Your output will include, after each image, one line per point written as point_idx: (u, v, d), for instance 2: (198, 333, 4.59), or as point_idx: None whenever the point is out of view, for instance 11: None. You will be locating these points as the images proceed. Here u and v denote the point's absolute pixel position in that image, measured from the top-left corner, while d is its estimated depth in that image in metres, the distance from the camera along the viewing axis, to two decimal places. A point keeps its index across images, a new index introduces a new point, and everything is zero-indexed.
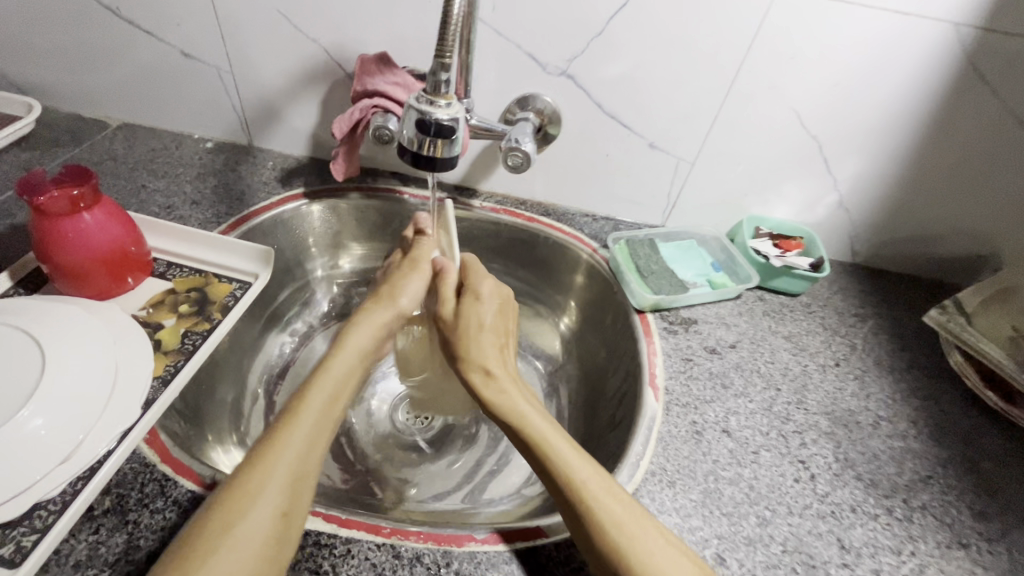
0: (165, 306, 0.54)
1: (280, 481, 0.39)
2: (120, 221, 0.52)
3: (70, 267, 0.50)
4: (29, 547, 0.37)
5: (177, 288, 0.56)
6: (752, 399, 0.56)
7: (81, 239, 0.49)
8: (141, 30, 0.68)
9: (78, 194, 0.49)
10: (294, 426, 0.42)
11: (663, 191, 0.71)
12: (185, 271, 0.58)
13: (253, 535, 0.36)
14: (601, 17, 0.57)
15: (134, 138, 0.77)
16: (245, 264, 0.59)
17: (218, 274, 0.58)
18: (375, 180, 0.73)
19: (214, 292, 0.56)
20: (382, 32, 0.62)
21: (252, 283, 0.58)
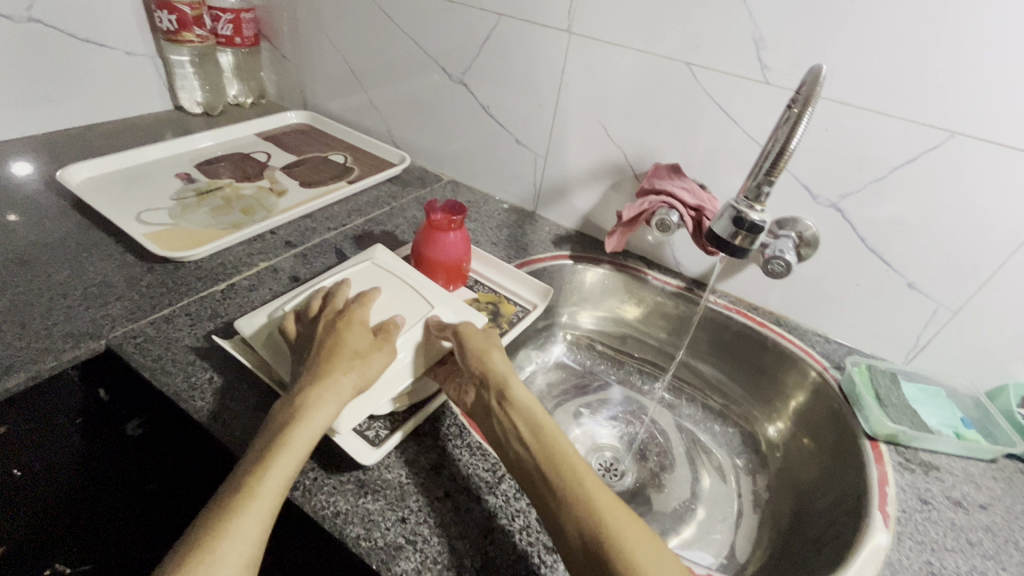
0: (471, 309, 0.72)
1: (259, 515, 0.41)
2: (466, 244, 0.73)
3: (430, 266, 0.72)
4: (383, 435, 0.54)
5: (480, 298, 0.75)
6: (1006, 568, 0.51)
7: (444, 253, 0.71)
8: (495, 121, 0.96)
9: (454, 219, 0.70)
10: (280, 456, 0.44)
11: (912, 332, 0.72)
12: (486, 288, 0.77)
13: (245, 552, 0.40)
14: (885, 166, 0.65)
15: (457, 191, 1.05)
16: (528, 294, 0.76)
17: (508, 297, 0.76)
18: (627, 259, 0.88)
19: (503, 309, 0.73)
20: (678, 150, 0.78)
21: (531, 311, 0.74)
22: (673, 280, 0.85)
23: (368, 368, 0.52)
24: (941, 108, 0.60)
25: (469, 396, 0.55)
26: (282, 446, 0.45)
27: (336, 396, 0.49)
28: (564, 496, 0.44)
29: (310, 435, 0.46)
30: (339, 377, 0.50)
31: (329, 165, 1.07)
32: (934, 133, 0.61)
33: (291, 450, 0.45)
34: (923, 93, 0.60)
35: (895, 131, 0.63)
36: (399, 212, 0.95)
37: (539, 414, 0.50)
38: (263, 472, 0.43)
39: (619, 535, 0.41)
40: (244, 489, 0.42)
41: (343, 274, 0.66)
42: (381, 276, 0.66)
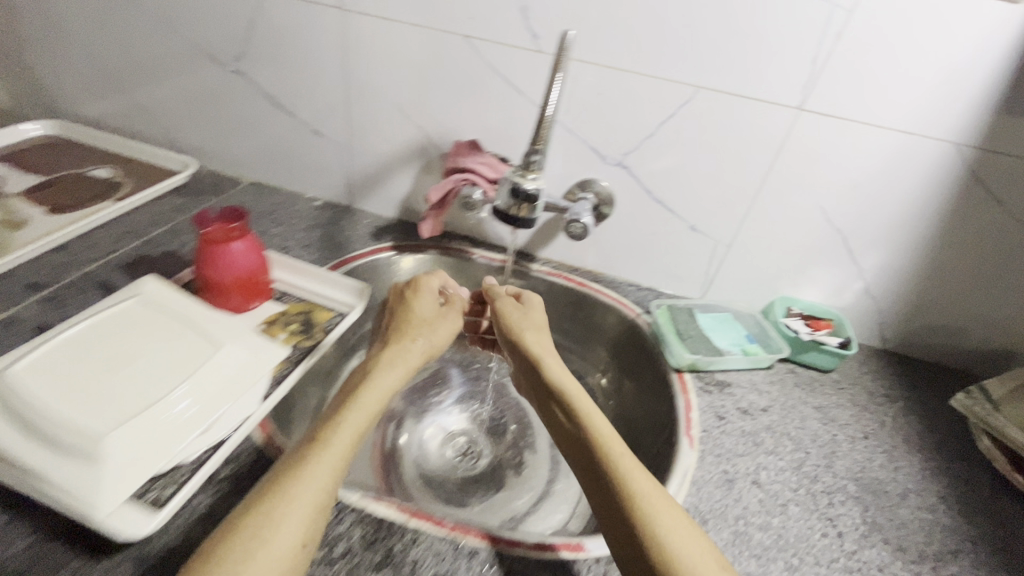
0: (278, 324, 0.66)
1: (333, 463, 0.46)
2: (257, 252, 0.65)
3: (218, 284, 0.63)
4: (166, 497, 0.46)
5: (288, 310, 0.68)
6: (782, 458, 0.60)
7: (229, 267, 0.63)
8: (285, 112, 0.86)
9: (233, 228, 0.63)
10: (325, 441, 0.48)
11: (701, 268, 0.81)
12: (295, 298, 0.70)
13: (299, 514, 0.42)
14: (653, 123, 0.71)
15: (260, 194, 0.94)
16: (342, 296, 0.70)
17: (320, 303, 0.70)
18: (450, 241, 0.86)
19: (317, 318, 0.68)
20: (475, 125, 0.78)
21: (348, 313, 0.69)
22: (498, 255, 0.85)
23: (416, 350, 0.65)
24: (685, 65, 0.66)
25: (515, 365, 0.70)
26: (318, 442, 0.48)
27: (403, 358, 0.63)
28: (583, 436, 0.55)
29: (369, 408, 0.54)
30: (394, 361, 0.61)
31: (88, 183, 0.88)
32: (684, 89, 0.67)
33: (354, 414, 0.52)
34: (670, 53, 0.65)
35: (656, 89, 0.68)
36: (187, 227, 0.82)
37: (567, 385, 0.62)
38: (313, 455, 0.46)
39: (613, 453, 0.52)
40: (305, 453, 0.47)
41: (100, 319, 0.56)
42: (154, 318, 0.58)
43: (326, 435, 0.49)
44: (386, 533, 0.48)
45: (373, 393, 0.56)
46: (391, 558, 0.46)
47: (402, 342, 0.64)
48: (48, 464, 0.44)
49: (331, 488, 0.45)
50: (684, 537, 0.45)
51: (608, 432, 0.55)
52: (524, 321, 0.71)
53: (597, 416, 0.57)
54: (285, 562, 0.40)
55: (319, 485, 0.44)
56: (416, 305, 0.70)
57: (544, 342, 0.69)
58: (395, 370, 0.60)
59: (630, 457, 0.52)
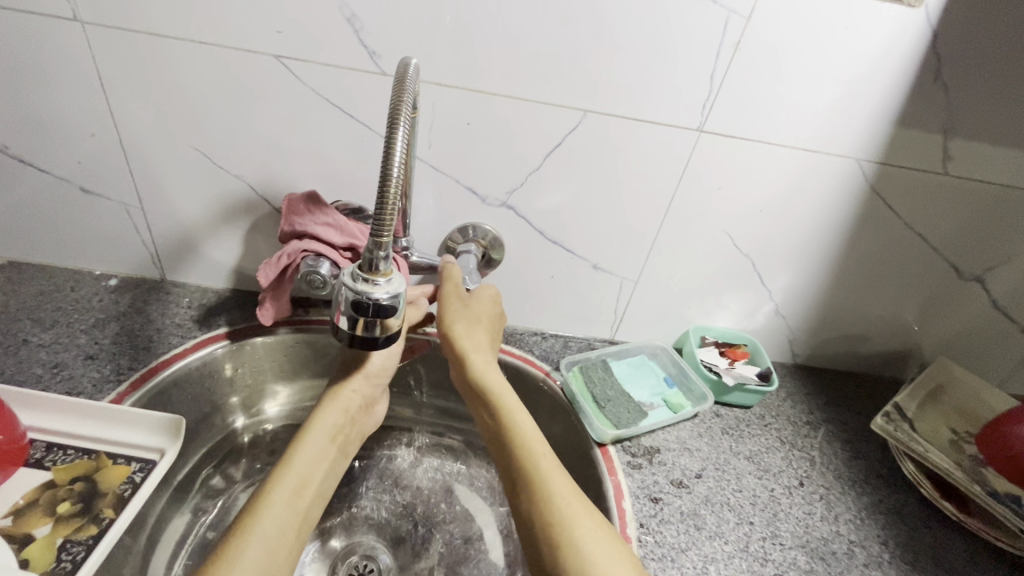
0: (39, 509, 0.44)
1: (291, 485, 0.49)
2: None
3: None
4: None
5: (57, 480, 0.46)
6: (728, 540, 0.52)
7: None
8: (30, 166, 0.61)
9: None
10: (285, 478, 0.50)
11: (609, 306, 0.71)
12: (70, 454, 0.48)
13: (268, 534, 0.45)
14: (537, 155, 0.58)
15: (18, 279, 0.67)
16: (144, 438, 0.49)
17: (112, 454, 0.48)
18: (307, 311, 0.68)
19: (106, 481, 0.47)
20: (314, 171, 0.59)
21: (157, 463, 0.48)
22: None
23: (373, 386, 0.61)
24: (567, 87, 0.53)
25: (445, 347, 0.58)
26: (277, 478, 0.49)
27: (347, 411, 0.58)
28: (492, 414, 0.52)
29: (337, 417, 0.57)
30: (342, 407, 0.58)
31: None
32: (569, 113, 0.55)
33: (314, 439, 0.54)
34: (547, 73, 0.53)
35: (537, 116, 0.55)
36: None
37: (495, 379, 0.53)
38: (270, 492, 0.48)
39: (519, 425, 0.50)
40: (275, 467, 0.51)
41: None
42: None
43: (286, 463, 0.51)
44: None
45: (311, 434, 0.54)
46: None
47: (342, 389, 0.59)
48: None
49: (297, 513, 0.48)
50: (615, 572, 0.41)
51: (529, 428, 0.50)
52: (468, 310, 0.57)
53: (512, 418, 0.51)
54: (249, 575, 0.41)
55: (285, 524, 0.46)
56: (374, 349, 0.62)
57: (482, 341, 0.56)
58: (336, 410, 0.57)
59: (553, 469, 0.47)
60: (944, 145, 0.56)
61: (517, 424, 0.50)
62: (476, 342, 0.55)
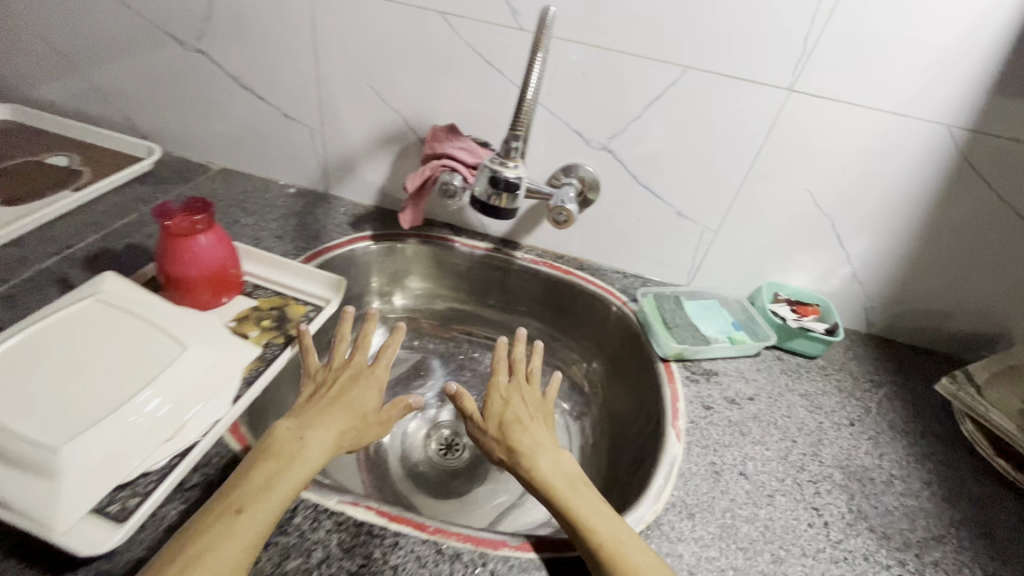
0: (250, 321, 0.63)
1: (281, 479, 0.44)
2: (225, 246, 0.62)
3: (183, 280, 0.60)
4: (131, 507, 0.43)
5: (261, 305, 0.65)
6: (769, 447, 0.60)
7: (202, 255, 0.60)
8: (253, 94, 0.82)
9: (198, 221, 0.59)
10: (281, 457, 0.46)
11: (688, 255, 0.78)
12: (269, 292, 0.67)
13: (247, 533, 0.40)
14: (638, 105, 0.68)
15: (230, 181, 0.89)
16: (318, 289, 0.67)
17: (295, 297, 0.67)
18: (431, 228, 0.83)
19: (292, 312, 0.65)
20: (454, 109, 0.74)
21: (324, 307, 0.66)
22: (480, 243, 0.82)
23: (359, 400, 0.54)
24: (672, 44, 0.63)
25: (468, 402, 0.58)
26: (245, 489, 0.42)
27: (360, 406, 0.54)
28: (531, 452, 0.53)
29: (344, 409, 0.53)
30: (338, 410, 0.52)
31: (46, 172, 0.83)
32: (671, 69, 0.64)
33: (325, 422, 0.51)
34: (656, 32, 0.62)
35: (643, 71, 0.65)
36: (151, 219, 0.78)
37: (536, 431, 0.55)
38: (247, 487, 0.43)
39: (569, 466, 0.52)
40: (268, 448, 0.46)
41: (46, 322, 0.50)
42: (108, 318, 0.52)
43: (263, 466, 0.45)
44: (365, 538, 0.45)
45: (305, 439, 0.48)
46: (371, 564, 0.44)
47: (366, 380, 0.57)
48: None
49: (281, 495, 0.43)
50: (635, 545, 0.44)
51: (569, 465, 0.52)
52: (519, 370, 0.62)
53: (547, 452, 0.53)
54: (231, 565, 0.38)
55: (265, 519, 0.41)
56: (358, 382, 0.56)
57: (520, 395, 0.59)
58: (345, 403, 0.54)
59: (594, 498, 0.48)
60: None
61: (563, 461, 0.52)
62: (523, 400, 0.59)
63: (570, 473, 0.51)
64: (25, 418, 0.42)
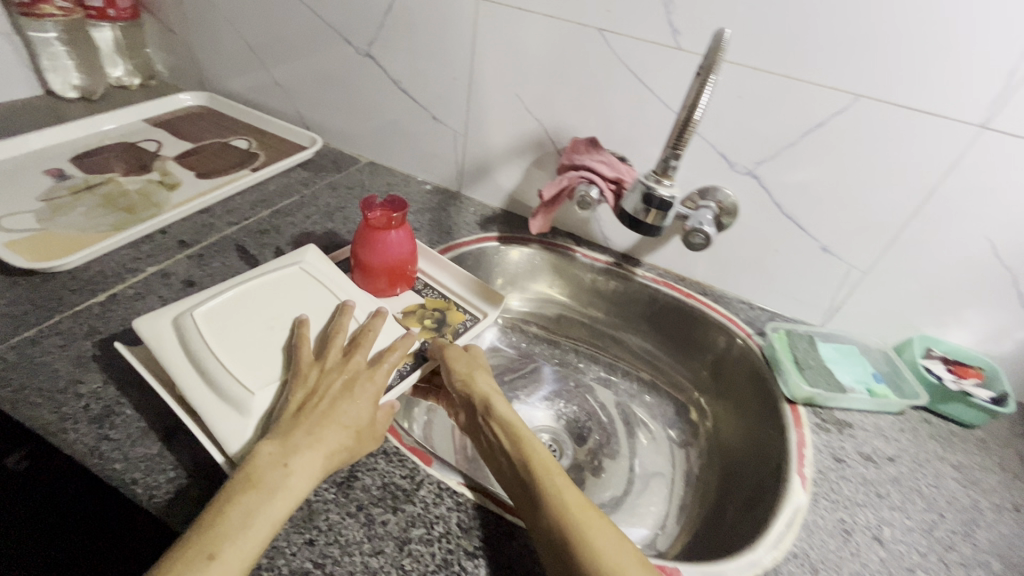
0: (415, 316, 0.69)
1: (257, 513, 0.41)
2: (409, 243, 0.68)
3: (371, 266, 0.67)
4: None
5: (426, 304, 0.71)
6: (910, 517, 0.54)
7: (380, 252, 0.66)
8: (409, 97, 0.89)
9: (394, 218, 0.64)
10: (257, 487, 0.43)
11: (827, 294, 0.73)
12: (434, 293, 0.73)
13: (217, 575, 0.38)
14: (796, 131, 0.65)
15: (376, 173, 0.98)
16: (479, 303, 0.73)
17: (456, 304, 0.73)
18: (555, 236, 0.85)
19: (451, 318, 0.70)
20: (596, 123, 0.76)
21: (482, 321, 0.71)
22: (601, 256, 0.83)
23: (359, 411, 0.50)
24: (845, 70, 0.59)
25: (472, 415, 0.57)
26: (221, 533, 0.40)
27: (356, 416, 0.49)
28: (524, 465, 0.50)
29: (339, 425, 0.48)
30: (330, 432, 0.47)
31: (232, 152, 0.96)
32: (839, 96, 0.61)
33: (309, 440, 0.46)
34: (828, 57, 0.59)
35: (807, 97, 0.62)
36: (311, 201, 0.88)
37: (521, 431, 0.53)
38: (227, 527, 0.40)
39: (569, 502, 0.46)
40: (243, 476, 0.43)
41: (267, 279, 0.59)
42: (308, 285, 0.60)
43: (244, 503, 0.42)
44: (483, 523, 0.48)
45: (289, 467, 0.44)
46: (487, 549, 0.46)
47: (355, 388, 0.51)
48: (207, 405, 0.49)
49: (260, 533, 0.41)
50: None
51: (558, 479, 0.48)
52: (467, 360, 0.61)
53: (541, 457, 0.50)
54: None
55: (244, 557, 0.40)
56: (351, 393, 0.51)
57: (494, 397, 0.57)
58: (347, 411, 0.49)
59: (599, 527, 0.44)
60: None
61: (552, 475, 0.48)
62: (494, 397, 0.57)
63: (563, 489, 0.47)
64: (236, 357, 0.51)
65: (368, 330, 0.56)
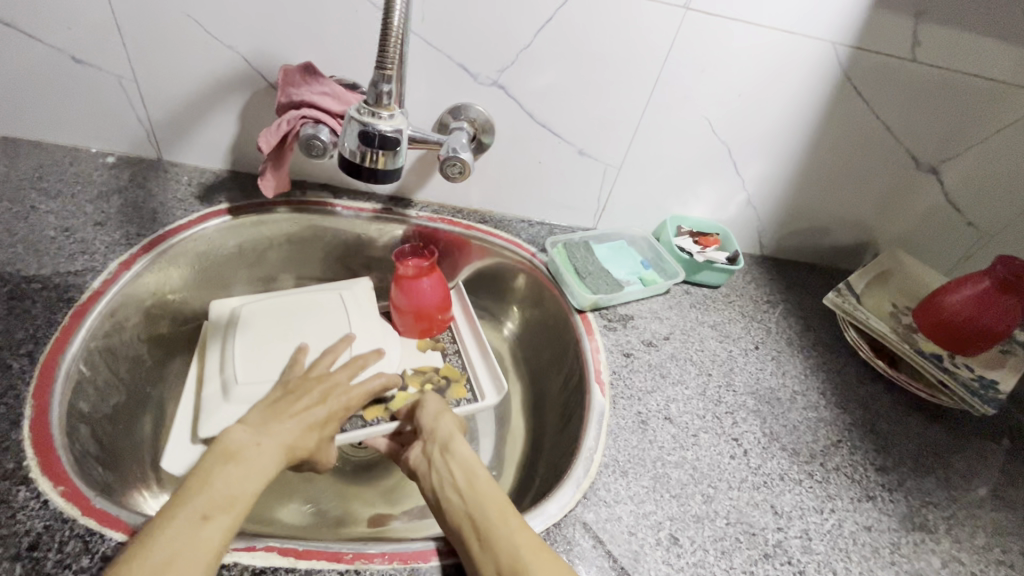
0: (419, 378, 0.65)
1: (232, 487, 0.41)
2: (441, 290, 0.67)
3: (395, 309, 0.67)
4: None
5: (441, 369, 0.66)
6: (688, 386, 0.60)
7: (408, 298, 0.65)
8: (19, 32, 0.60)
9: (422, 265, 0.65)
10: (232, 464, 0.43)
11: (593, 196, 0.74)
12: (455, 358, 0.68)
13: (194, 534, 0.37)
14: (528, 31, 0.59)
15: (17, 155, 0.68)
16: (489, 383, 0.65)
17: (471, 378, 0.66)
18: (303, 193, 0.70)
19: (452, 393, 0.64)
20: (309, 44, 0.60)
21: (478, 402, 0.63)
22: (366, 204, 0.72)
23: (327, 417, 0.51)
24: None
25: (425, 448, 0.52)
26: (203, 496, 0.40)
27: (322, 413, 0.51)
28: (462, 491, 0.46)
29: (308, 423, 0.50)
30: (298, 423, 0.49)
31: None
32: None
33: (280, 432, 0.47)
34: None
35: None
36: None
37: (475, 461, 0.49)
38: (192, 491, 0.40)
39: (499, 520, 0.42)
40: (218, 454, 0.44)
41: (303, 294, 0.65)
42: (334, 307, 0.64)
43: (220, 471, 0.42)
44: None
45: (261, 447, 0.45)
46: None
47: (326, 394, 0.53)
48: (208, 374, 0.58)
49: (235, 502, 0.40)
50: None
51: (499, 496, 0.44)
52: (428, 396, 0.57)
53: (487, 478, 0.46)
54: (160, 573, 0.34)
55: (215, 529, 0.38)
56: (325, 396, 0.52)
57: (449, 424, 0.53)
58: (317, 409, 0.51)
59: (536, 538, 0.41)
60: (912, 29, 0.59)
61: (492, 492, 0.45)
62: (445, 426, 0.53)
63: (504, 507, 0.43)
64: (246, 355, 0.58)
65: (358, 355, 0.58)
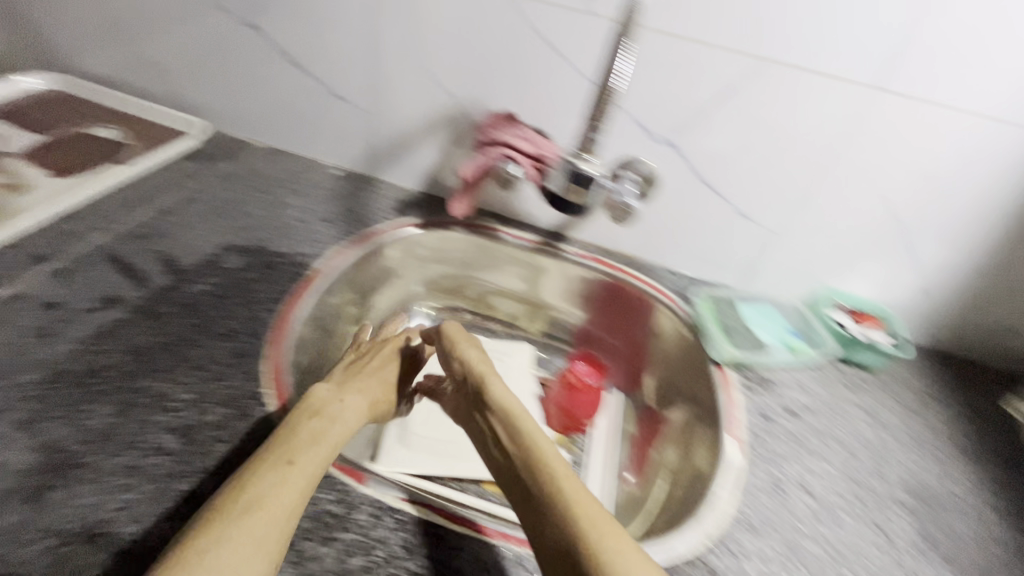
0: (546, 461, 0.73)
1: (318, 449, 0.46)
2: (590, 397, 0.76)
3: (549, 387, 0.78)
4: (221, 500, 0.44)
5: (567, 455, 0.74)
6: (831, 463, 0.58)
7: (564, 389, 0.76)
8: (306, 73, 0.80)
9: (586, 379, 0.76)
10: (310, 428, 0.47)
11: (745, 257, 0.75)
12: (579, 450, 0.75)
13: (287, 490, 0.41)
14: (710, 98, 0.64)
15: (276, 161, 0.87)
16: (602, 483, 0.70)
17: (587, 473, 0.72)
18: (477, 217, 0.81)
19: None
20: (513, 95, 0.71)
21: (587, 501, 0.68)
22: (528, 235, 0.80)
23: (386, 378, 0.60)
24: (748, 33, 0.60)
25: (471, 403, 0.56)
26: (286, 447, 0.45)
27: (383, 375, 0.60)
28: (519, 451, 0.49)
29: (371, 387, 0.57)
30: (367, 381, 0.58)
31: (95, 144, 0.81)
32: (747, 61, 0.61)
33: (352, 395, 0.54)
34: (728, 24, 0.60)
35: (720, 63, 0.62)
36: (199, 196, 0.76)
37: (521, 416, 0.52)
38: (281, 446, 0.45)
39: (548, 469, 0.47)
40: (301, 413, 0.49)
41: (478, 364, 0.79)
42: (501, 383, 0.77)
43: (305, 427, 0.47)
44: (429, 539, 0.46)
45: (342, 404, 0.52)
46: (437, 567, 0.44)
47: (386, 361, 0.61)
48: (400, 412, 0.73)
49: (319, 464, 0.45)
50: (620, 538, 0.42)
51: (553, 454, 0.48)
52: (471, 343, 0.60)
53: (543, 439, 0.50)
54: (247, 512, 0.39)
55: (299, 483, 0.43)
56: (387, 364, 0.61)
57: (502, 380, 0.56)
58: (387, 370, 0.60)
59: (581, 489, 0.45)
60: None
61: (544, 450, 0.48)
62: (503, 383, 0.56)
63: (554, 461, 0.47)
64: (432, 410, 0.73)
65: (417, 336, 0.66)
